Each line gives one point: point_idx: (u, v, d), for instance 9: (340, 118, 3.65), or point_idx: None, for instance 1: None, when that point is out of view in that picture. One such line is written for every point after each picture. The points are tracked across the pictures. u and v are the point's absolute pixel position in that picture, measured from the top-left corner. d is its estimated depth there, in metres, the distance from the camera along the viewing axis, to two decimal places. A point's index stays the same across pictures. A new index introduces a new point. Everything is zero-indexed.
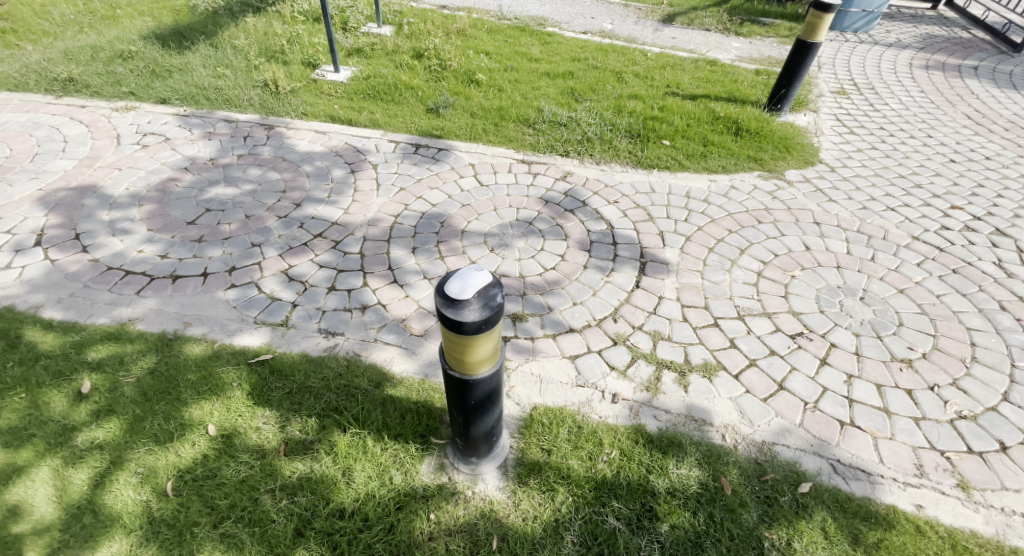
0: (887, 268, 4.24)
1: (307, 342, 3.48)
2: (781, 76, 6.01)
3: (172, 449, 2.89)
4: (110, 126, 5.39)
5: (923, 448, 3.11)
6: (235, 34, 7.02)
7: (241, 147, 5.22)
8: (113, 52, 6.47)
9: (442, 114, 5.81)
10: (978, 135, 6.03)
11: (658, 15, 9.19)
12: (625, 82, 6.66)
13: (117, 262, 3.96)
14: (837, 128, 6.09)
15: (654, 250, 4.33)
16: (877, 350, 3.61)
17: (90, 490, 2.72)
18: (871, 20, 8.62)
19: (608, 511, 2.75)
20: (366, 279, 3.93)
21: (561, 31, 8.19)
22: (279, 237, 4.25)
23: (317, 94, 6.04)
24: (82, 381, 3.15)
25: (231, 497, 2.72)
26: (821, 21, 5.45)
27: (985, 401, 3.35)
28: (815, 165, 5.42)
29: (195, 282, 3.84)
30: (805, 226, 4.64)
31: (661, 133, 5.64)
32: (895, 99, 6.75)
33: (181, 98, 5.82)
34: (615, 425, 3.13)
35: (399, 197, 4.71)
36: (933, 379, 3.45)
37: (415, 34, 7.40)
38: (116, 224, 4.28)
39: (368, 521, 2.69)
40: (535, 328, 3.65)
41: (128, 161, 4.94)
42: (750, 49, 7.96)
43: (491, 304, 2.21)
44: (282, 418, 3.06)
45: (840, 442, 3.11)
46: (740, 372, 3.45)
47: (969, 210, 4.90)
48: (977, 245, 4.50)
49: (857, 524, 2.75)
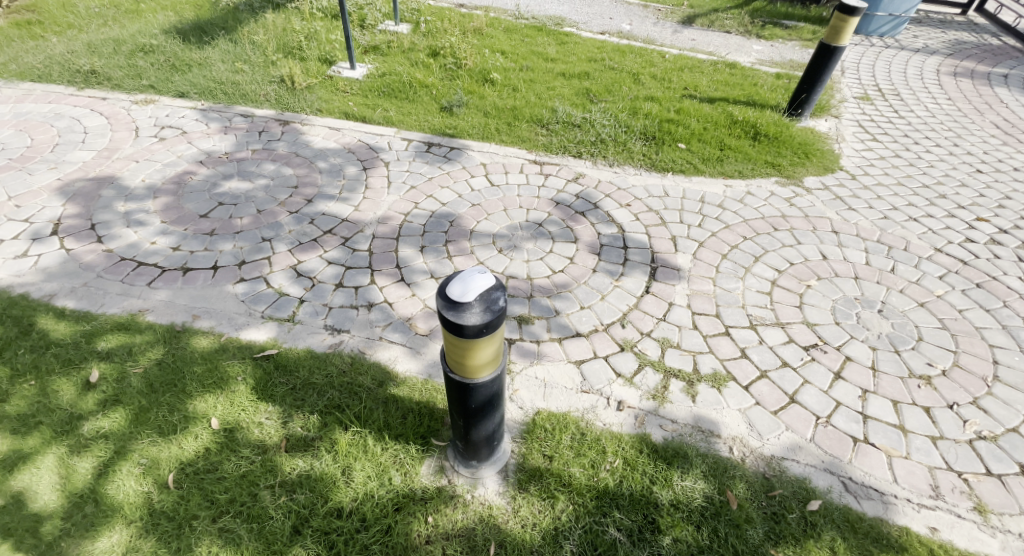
0: (908, 280, 4.12)
1: (313, 338, 3.48)
2: (803, 80, 5.87)
3: (176, 441, 2.90)
4: (129, 118, 5.46)
5: (939, 468, 3.00)
6: (254, 30, 7.07)
7: (256, 142, 5.26)
8: (134, 45, 6.56)
9: (456, 113, 5.80)
10: (1006, 146, 5.84)
11: (678, 16, 9.06)
12: (642, 83, 6.58)
13: (130, 253, 4.00)
14: (859, 135, 5.94)
15: (665, 255, 4.26)
16: (894, 365, 3.50)
17: (93, 480, 2.74)
18: (897, 24, 8.42)
19: (608, 521, 2.70)
20: (374, 277, 3.92)
21: (579, 32, 8.11)
22: (289, 232, 4.26)
23: (333, 90, 6.06)
24: (90, 370, 3.18)
25: (231, 492, 2.73)
26: (845, 24, 5.30)
27: (1007, 421, 3.22)
28: (835, 172, 5.29)
29: (205, 275, 3.87)
30: (823, 234, 4.52)
31: (677, 136, 5.55)
32: (920, 106, 6.57)
33: (199, 92, 5.88)
34: (619, 433, 3.08)
35: (410, 196, 4.70)
36: (953, 397, 3.33)
37: (432, 32, 7.40)
38: (131, 215, 4.34)
39: (366, 522, 2.67)
40: (540, 331, 3.61)
41: (145, 154, 5.00)
42: (772, 52, 7.81)
43: (493, 308, 2.17)
44: (284, 413, 3.06)
45: (853, 459, 3.02)
46: (750, 383, 3.37)
47: (995, 222, 4.73)
48: (1003, 258, 4.35)
49: (867, 545, 2.66)
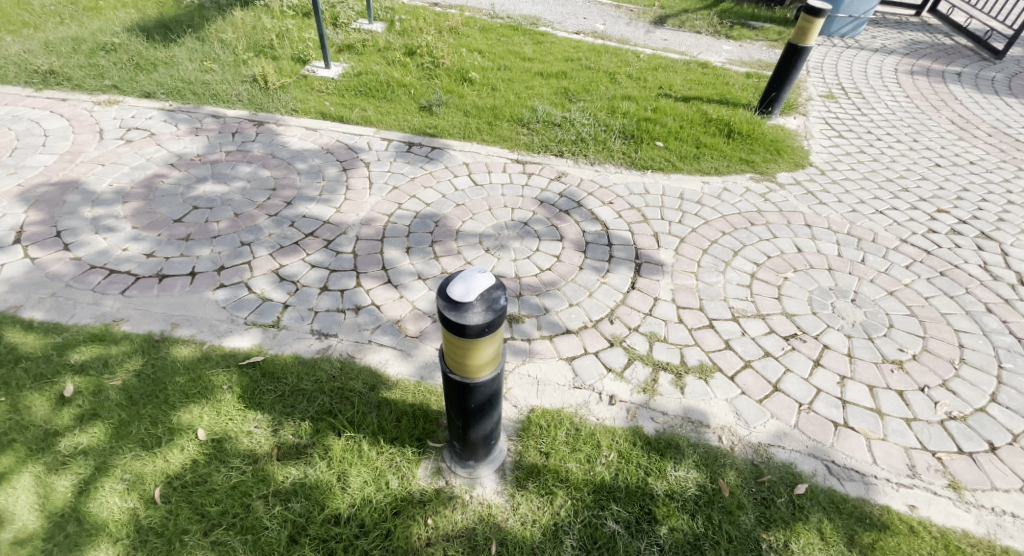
0: (877, 270, 4.30)
1: (300, 343, 3.41)
2: (772, 79, 6.05)
3: (160, 454, 2.80)
4: (92, 120, 5.24)
5: (914, 448, 3.16)
6: (222, 27, 6.86)
7: (229, 143, 5.11)
8: (95, 44, 6.28)
9: (436, 112, 5.76)
10: (962, 141, 6.15)
11: (649, 16, 9.20)
12: (618, 83, 6.66)
13: (101, 261, 3.84)
14: (826, 131, 6.17)
15: (649, 251, 4.34)
16: (869, 351, 3.65)
17: (75, 498, 2.62)
18: (857, 25, 8.77)
19: (606, 514, 2.74)
20: (360, 280, 3.87)
21: (554, 31, 8.16)
22: (269, 236, 4.16)
23: (308, 90, 5.94)
24: (64, 383, 3.04)
25: (222, 504, 2.65)
26: (812, 25, 5.49)
27: (974, 402, 3.41)
28: (805, 168, 5.48)
29: (182, 282, 3.74)
30: (797, 228, 4.69)
31: (654, 135, 5.66)
32: (881, 103, 6.87)
33: (166, 92, 5.68)
34: (612, 427, 3.13)
35: (393, 196, 4.65)
36: (924, 380, 3.50)
37: (407, 31, 7.33)
38: (99, 221, 4.16)
39: (365, 527, 2.63)
40: (531, 329, 3.63)
41: (111, 157, 4.80)
42: (740, 52, 8.04)
43: (494, 307, 2.17)
44: (274, 421, 2.99)
45: (834, 443, 3.14)
46: (736, 373, 3.47)
47: (954, 213, 4.99)
48: (964, 248, 4.59)
49: (852, 525, 2.77)
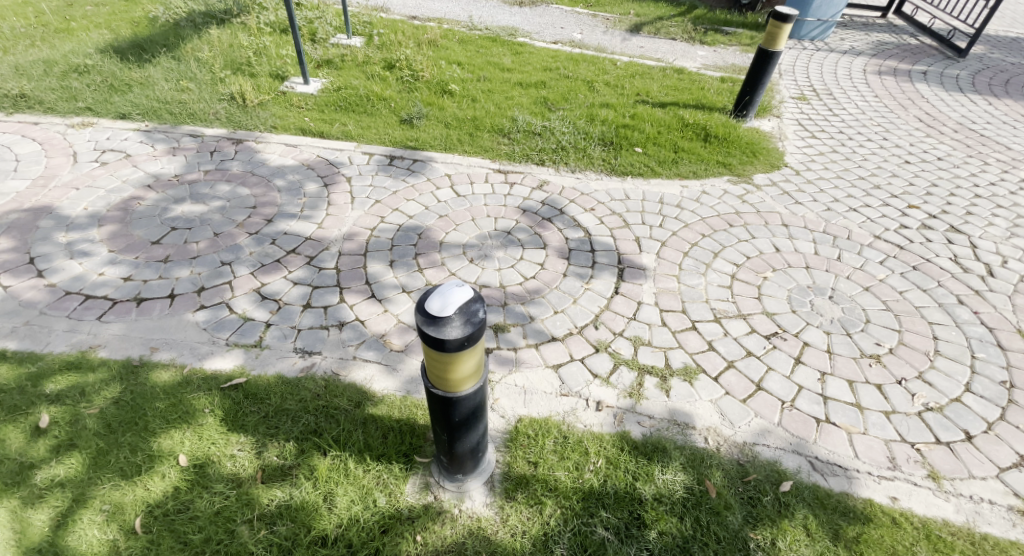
0: (853, 267, 4.39)
1: (283, 362, 3.39)
2: (745, 83, 6.16)
3: (140, 483, 2.76)
4: (66, 143, 5.19)
5: (894, 440, 3.21)
6: (198, 47, 6.84)
7: (208, 162, 5.09)
8: (67, 66, 6.22)
9: (416, 125, 5.79)
10: (930, 137, 6.30)
11: (625, 24, 9.31)
12: (596, 91, 6.74)
13: (76, 287, 3.79)
14: (800, 132, 6.29)
15: (631, 256, 4.39)
16: (847, 347, 3.72)
17: (52, 532, 2.58)
18: (826, 28, 8.96)
19: (595, 521, 2.75)
20: (343, 295, 3.86)
21: (532, 41, 8.23)
22: (250, 254, 4.14)
23: (287, 106, 5.93)
24: (39, 414, 2.99)
25: (205, 531, 2.62)
26: (780, 30, 5.62)
27: (949, 392, 3.48)
28: (780, 169, 5.58)
29: (161, 305, 3.70)
30: (775, 228, 4.76)
31: (633, 141, 5.73)
32: (851, 103, 7.02)
33: (142, 112, 5.64)
34: (600, 433, 3.14)
35: (375, 210, 4.66)
36: (901, 373, 3.57)
37: (386, 45, 7.35)
38: (74, 246, 4.11)
39: (353, 547, 2.61)
40: (517, 338, 3.65)
41: (86, 180, 4.75)
42: (715, 57, 8.18)
43: (473, 320, 2.18)
44: (258, 443, 2.97)
45: (817, 439, 3.19)
46: (719, 374, 3.51)
47: (925, 208, 5.10)
48: (935, 242, 4.70)
49: (837, 520, 2.81)
